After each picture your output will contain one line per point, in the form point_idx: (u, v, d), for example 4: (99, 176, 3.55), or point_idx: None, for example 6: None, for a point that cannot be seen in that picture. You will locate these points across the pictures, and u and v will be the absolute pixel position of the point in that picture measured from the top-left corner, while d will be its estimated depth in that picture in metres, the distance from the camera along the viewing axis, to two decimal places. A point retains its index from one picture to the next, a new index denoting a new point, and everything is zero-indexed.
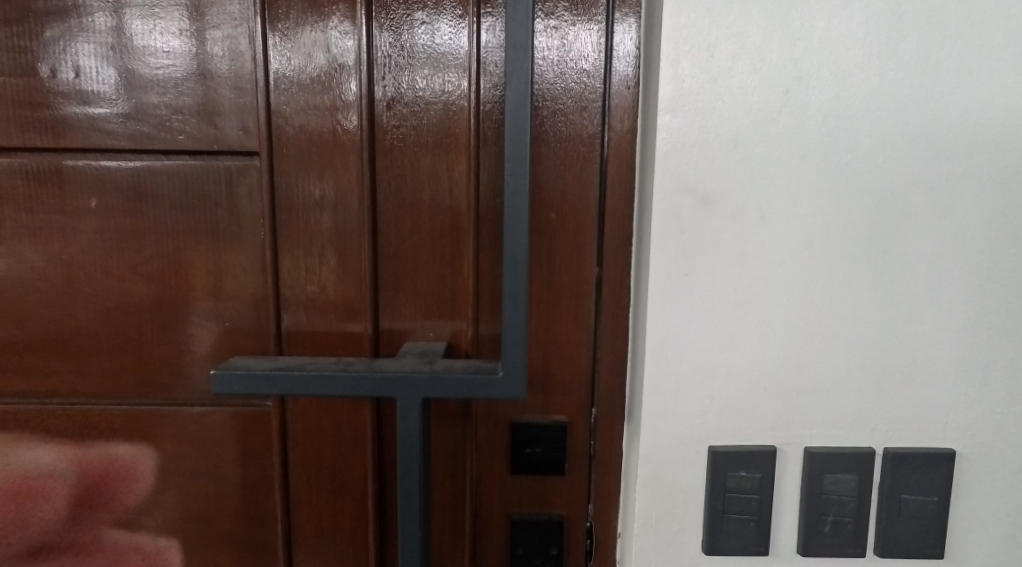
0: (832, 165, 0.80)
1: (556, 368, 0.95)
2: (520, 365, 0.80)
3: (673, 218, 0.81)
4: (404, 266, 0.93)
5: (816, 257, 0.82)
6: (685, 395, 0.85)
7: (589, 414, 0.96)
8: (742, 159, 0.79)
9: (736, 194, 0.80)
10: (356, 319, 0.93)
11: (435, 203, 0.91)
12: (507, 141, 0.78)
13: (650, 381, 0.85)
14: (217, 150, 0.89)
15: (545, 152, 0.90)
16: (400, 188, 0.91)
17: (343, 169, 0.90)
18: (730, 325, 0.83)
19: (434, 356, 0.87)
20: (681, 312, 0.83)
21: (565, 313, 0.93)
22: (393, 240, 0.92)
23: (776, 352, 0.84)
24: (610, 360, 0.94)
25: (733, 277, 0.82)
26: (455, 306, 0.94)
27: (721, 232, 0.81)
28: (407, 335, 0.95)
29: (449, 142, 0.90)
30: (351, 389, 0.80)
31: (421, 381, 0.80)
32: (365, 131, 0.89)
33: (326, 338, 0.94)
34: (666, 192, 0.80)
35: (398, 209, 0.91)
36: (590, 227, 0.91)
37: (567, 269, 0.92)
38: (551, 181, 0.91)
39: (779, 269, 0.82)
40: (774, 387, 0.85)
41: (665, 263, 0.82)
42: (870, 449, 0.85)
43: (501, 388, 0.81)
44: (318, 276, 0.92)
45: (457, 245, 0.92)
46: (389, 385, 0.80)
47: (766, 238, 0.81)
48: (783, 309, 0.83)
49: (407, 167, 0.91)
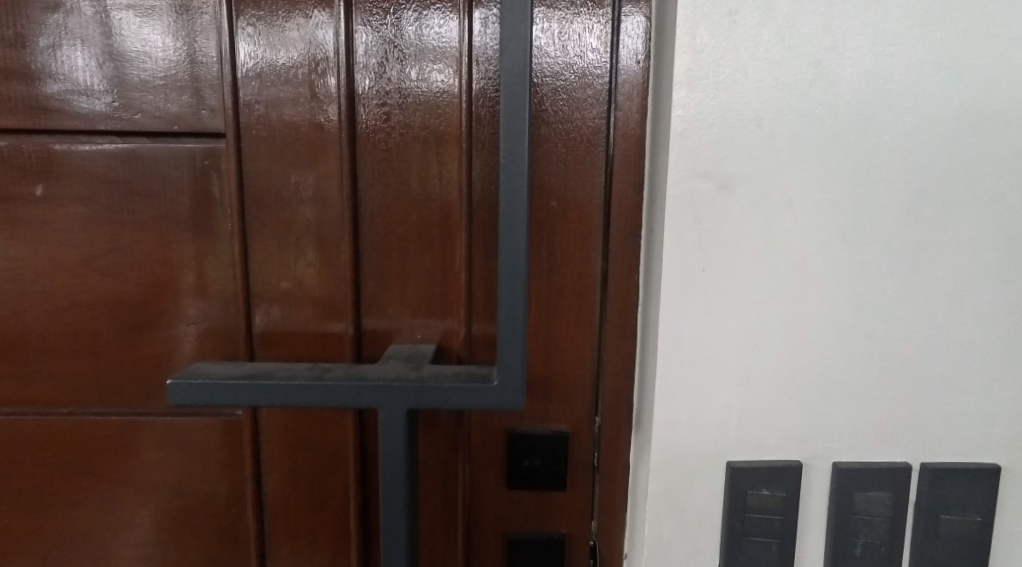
0: (867, 147, 0.71)
1: (557, 373, 0.86)
2: (519, 372, 0.71)
3: (689, 207, 0.72)
4: (389, 261, 0.84)
5: (848, 250, 0.73)
6: (701, 403, 0.76)
7: (594, 423, 0.87)
8: (768, 140, 0.71)
9: (760, 179, 0.71)
10: (336, 318, 0.84)
11: (423, 191, 0.82)
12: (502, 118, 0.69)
13: (662, 387, 0.76)
14: (178, 131, 0.80)
15: (545, 135, 0.81)
16: (384, 174, 0.82)
17: (321, 153, 0.81)
18: (752, 326, 0.75)
19: (421, 361, 0.78)
20: (697, 311, 0.74)
21: (567, 312, 0.85)
22: (376, 232, 0.83)
23: (804, 356, 0.75)
24: (617, 364, 0.85)
25: (756, 273, 0.73)
26: (446, 305, 0.85)
27: (743, 223, 0.72)
28: (392, 336, 0.86)
29: (438, 123, 0.81)
30: (327, 400, 0.71)
31: (407, 390, 0.71)
32: (344, 112, 0.80)
33: (303, 341, 0.85)
34: (682, 178, 0.72)
35: (381, 197, 0.82)
36: (595, 218, 0.83)
37: (569, 264, 0.84)
38: (552, 167, 0.82)
39: (807, 264, 0.73)
40: (800, 395, 0.76)
41: (680, 257, 0.73)
42: (906, 463, 0.77)
43: (496, 397, 0.72)
44: (294, 271, 0.83)
45: (447, 238, 0.83)
46: (370, 395, 0.71)
47: (793, 229, 0.72)
48: (812, 308, 0.74)
49: (392, 150, 0.82)
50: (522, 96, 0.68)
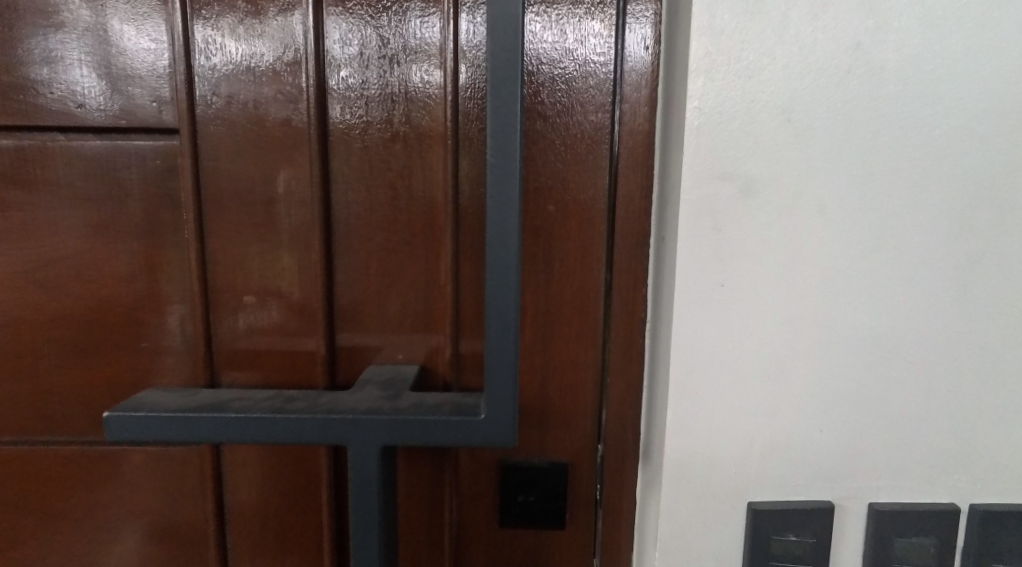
0: (911, 144, 0.62)
1: (555, 397, 0.77)
2: (511, 404, 0.62)
3: (707, 212, 0.63)
4: (366, 272, 0.74)
5: (889, 261, 0.64)
6: (718, 436, 0.67)
7: (597, 453, 0.78)
8: (797, 136, 0.61)
9: (789, 181, 0.62)
10: (306, 335, 0.75)
11: (404, 194, 0.73)
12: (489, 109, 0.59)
13: (675, 419, 0.67)
14: (126, 127, 0.71)
15: (543, 130, 0.72)
16: (360, 175, 0.73)
17: (289, 150, 0.72)
18: (777, 348, 0.65)
19: (400, 387, 0.69)
20: (715, 333, 0.65)
21: (566, 329, 0.75)
22: (351, 240, 0.74)
23: (836, 382, 0.66)
24: (622, 388, 0.76)
25: (783, 288, 0.64)
26: (431, 321, 0.76)
27: (769, 231, 0.63)
28: (370, 356, 0.76)
29: (421, 117, 0.72)
30: (288, 436, 0.61)
31: (381, 425, 0.61)
32: (314, 104, 0.71)
33: (270, 361, 0.76)
34: (698, 180, 0.62)
35: (357, 200, 0.73)
36: (598, 223, 0.73)
37: (569, 276, 0.74)
38: (550, 167, 0.73)
39: (841, 277, 0.64)
40: (831, 426, 0.67)
41: (696, 271, 0.64)
42: (952, 505, 0.68)
43: (483, 433, 0.62)
44: (259, 283, 0.74)
45: (432, 246, 0.74)
46: (338, 431, 0.61)
47: (825, 238, 0.63)
48: (846, 328, 0.65)
49: (368, 147, 0.72)
50: (513, 84, 0.59)
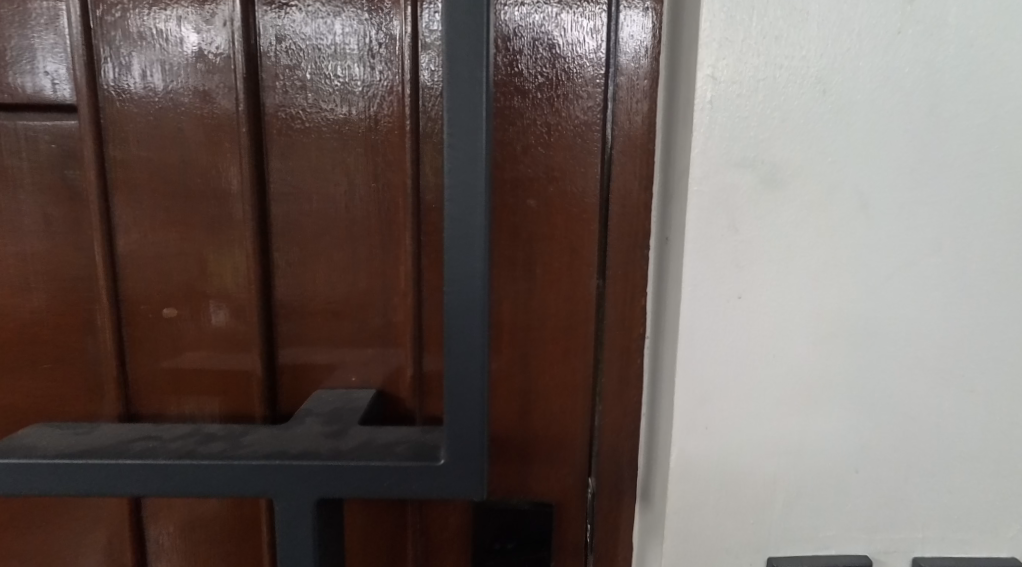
0: (975, 123, 0.50)
1: (538, 426, 0.65)
2: (479, 446, 0.49)
3: (722, 207, 0.50)
4: (312, 280, 0.62)
5: (942, 268, 0.52)
6: (733, 480, 0.55)
7: (588, 493, 0.66)
8: (835, 111, 0.49)
9: (824, 167, 0.50)
10: (240, 355, 0.63)
11: (355, 185, 0.61)
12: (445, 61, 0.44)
13: (681, 460, 0.55)
14: (17, 104, 0.59)
15: (523, 107, 0.59)
16: (302, 161, 0.60)
17: (213, 131, 0.59)
18: (807, 374, 0.53)
19: (348, 420, 0.56)
20: (731, 356, 0.53)
21: (552, 347, 0.63)
22: (293, 241, 0.62)
23: (877, 413, 0.55)
24: (618, 416, 0.64)
25: (815, 300, 0.52)
26: (390, 337, 0.63)
27: (797, 230, 0.51)
28: (318, 378, 0.64)
29: (374, 92, 0.60)
30: (197, 488, 0.49)
31: (315, 473, 0.49)
32: (243, 74, 0.58)
33: (197, 385, 0.63)
34: (712, 167, 0.50)
35: (299, 192, 0.61)
36: (590, 221, 0.61)
37: (555, 284, 0.62)
38: (531, 153, 0.60)
39: (885, 288, 0.52)
40: (870, 467, 0.55)
41: (709, 282, 0.52)
42: (1013, 561, 0.57)
43: (444, 482, 0.49)
44: (182, 292, 0.62)
45: (390, 248, 0.62)
46: (260, 481, 0.49)
47: (868, 239, 0.51)
48: (891, 348, 0.53)
49: (310, 130, 0.60)
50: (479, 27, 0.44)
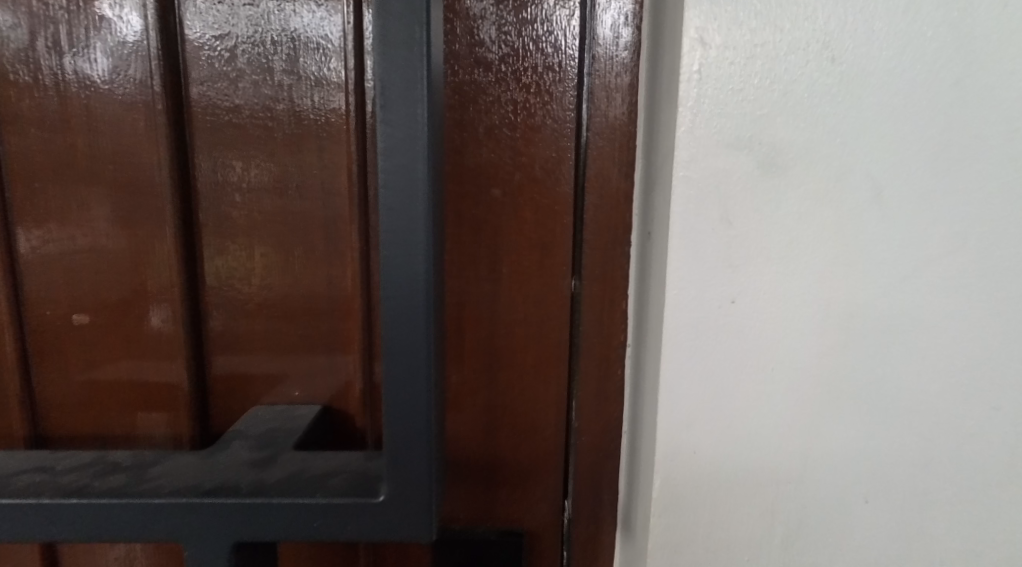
0: (1009, 96, 0.42)
1: (506, 446, 0.57)
2: (425, 480, 0.41)
3: (712, 196, 0.43)
4: (245, 281, 0.54)
5: (967, 266, 0.45)
6: (725, 511, 0.48)
7: (563, 521, 0.58)
8: (845, 82, 0.42)
9: (832, 149, 0.42)
10: (164, 367, 0.55)
11: (292, 172, 0.53)
12: (375, 17, 0.36)
13: (666, 489, 0.48)
14: None
15: (484, 82, 0.52)
16: (230, 144, 0.52)
17: (124, 110, 0.51)
18: (810, 391, 0.46)
19: (281, 444, 0.49)
20: (723, 370, 0.46)
21: (520, 357, 0.56)
22: (222, 237, 0.54)
23: (890, 435, 0.47)
24: (596, 434, 0.57)
25: (821, 306, 0.45)
26: (336, 346, 0.56)
27: (801, 223, 0.43)
28: (254, 394, 0.56)
29: (312, 64, 0.51)
30: (90, 531, 0.41)
31: (230, 513, 0.41)
32: (158, 43, 0.50)
33: (114, 403, 0.55)
34: (700, 149, 0.42)
35: (228, 181, 0.53)
36: (562, 213, 0.54)
37: (523, 285, 0.55)
38: (494, 135, 0.52)
39: (901, 291, 0.45)
40: (881, 496, 0.48)
41: (698, 284, 0.44)
42: None
43: (384, 522, 0.42)
44: (94, 296, 0.54)
45: (334, 245, 0.54)
46: (165, 522, 0.41)
47: (882, 234, 0.44)
48: (906, 360, 0.46)
49: (239, 108, 0.52)
50: None
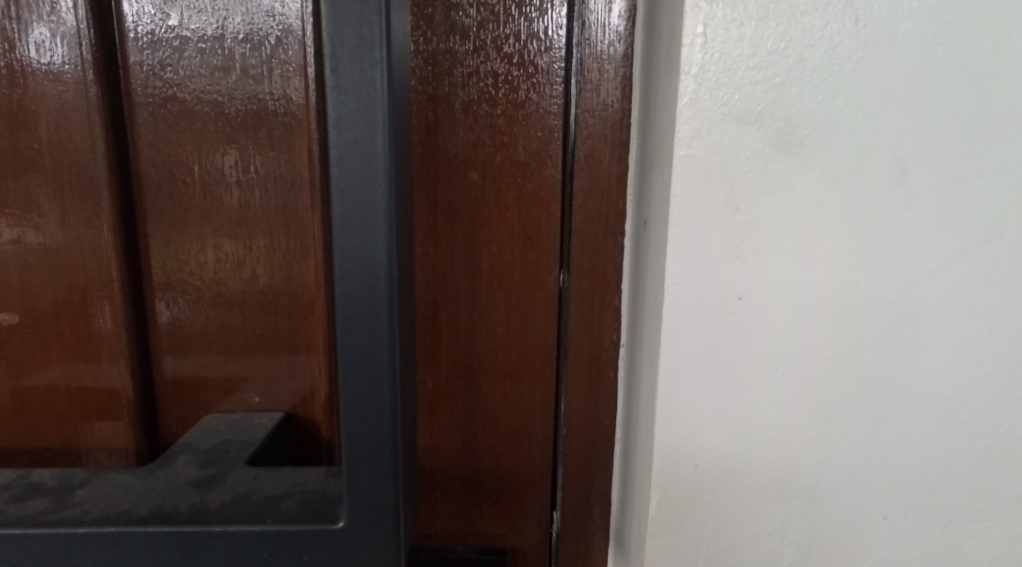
0: None
1: (486, 456, 0.52)
2: (390, 504, 0.36)
3: (717, 178, 0.38)
4: (194, 274, 0.49)
5: (1003, 256, 0.39)
6: (729, 533, 0.42)
7: (551, 537, 0.53)
8: (869, 46, 0.37)
9: (853, 124, 0.37)
10: (103, 372, 0.49)
11: (245, 152, 0.47)
12: None
13: (666, 509, 0.42)
14: None
15: (461, 52, 0.46)
16: (173, 121, 0.46)
17: (50, 81, 0.45)
18: (831, 401, 0.40)
19: (232, 458, 0.43)
20: (731, 376, 0.40)
21: (502, 358, 0.51)
22: (167, 226, 0.48)
23: (911, 443, 0.41)
24: (586, 444, 0.51)
25: (842, 302, 0.39)
26: (297, 348, 0.50)
27: (816, 209, 0.38)
28: (207, 400, 0.51)
29: (266, 29, 0.46)
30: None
31: (163, 545, 0.36)
32: (85, 3, 0.44)
33: (50, 411, 0.50)
34: (705, 124, 0.37)
35: (173, 163, 0.47)
36: (548, 200, 0.48)
37: (505, 279, 0.49)
38: (472, 111, 0.47)
39: (929, 283, 0.39)
40: (901, 511, 0.42)
41: (702, 278, 0.39)
42: None
43: (343, 552, 0.36)
44: (25, 293, 0.48)
45: (293, 235, 0.48)
46: (86, 555, 0.36)
47: (910, 221, 0.38)
48: (940, 367, 0.40)
49: (183, 78, 0.46)
50: None
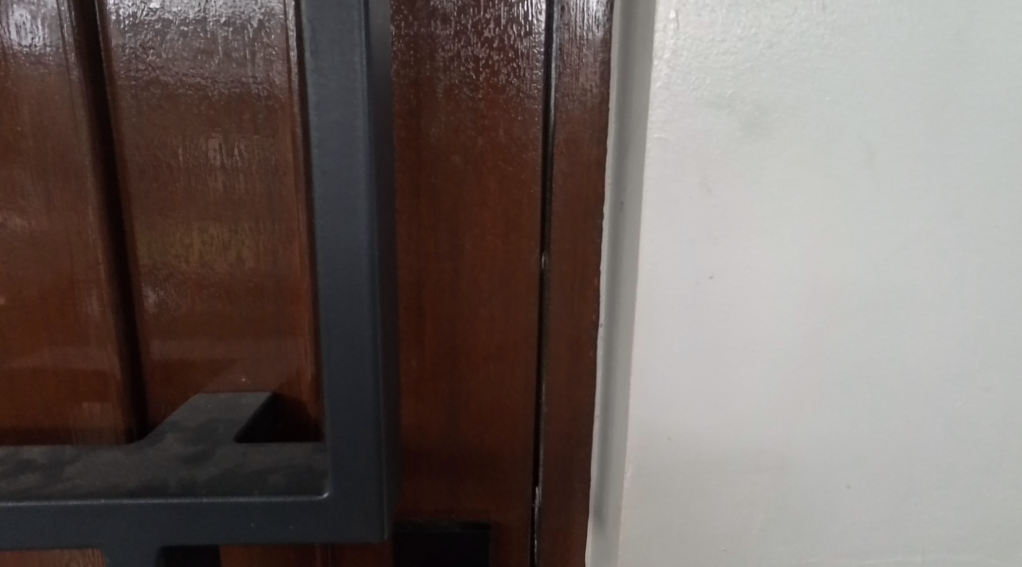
0: (1016, 51, 0.39)
1: (470, 434, 0.54)
2: (374, 476, 0.37)
3: (691, 161, 0.39)
4: (181, 256, 0.50)
5: (960, 236, 0.41)
6: (702, 503, 0.44)
7: (534, 511, 0.55)
8: (835, 32, 0.38)
9: (820, 108, 0.38)
10: (91, 354, 0.50)
11: (229, 135, 0.48)
12: None
13: (642, 480, 0.43)
14: None
15: (442, 36, 0.47)
16: (157, 104, 0.47)
17: (31, 64, 0.45)
18: (799, 376, 0.42)
19: (219, 435, 0.44)
20: (705, 352, 0.41)
21: (485, 338, 0.52)
22: (152, 207, 0.48)
23: (875, 415, 0.43)
24: (567, 422, 0.53)
25: (808, 279, 0.40)
26: (283, 329, 0.51)
27: (787, 191, 0.39)
28: (195, 380, 0.52)
29: (248, 12, 0.46)
30: None
31: (154, 517, 0.37)
32: None
33: (40, 392, 0.51)
34: (678, 107, 0.38)
35: (157, 146, 0.48)
36: (529, 182, 0.49)
37: (487, 260, 0.51)
38: (454, 95, 0.48)
39: (892, 264, 0.41)
40: (865, 481, 0.44)
41: (677, 257, 0.40)
42: None
43: (329, 522, 0.38)
44: (11, 276, 0.49)
45: (278, 218, 0.49)
46: (77, 529, 0.37)
47: (876, 202, 0.40)
48: (903, 343, 0.42)
49: (165, 60, 0.46)
50: None
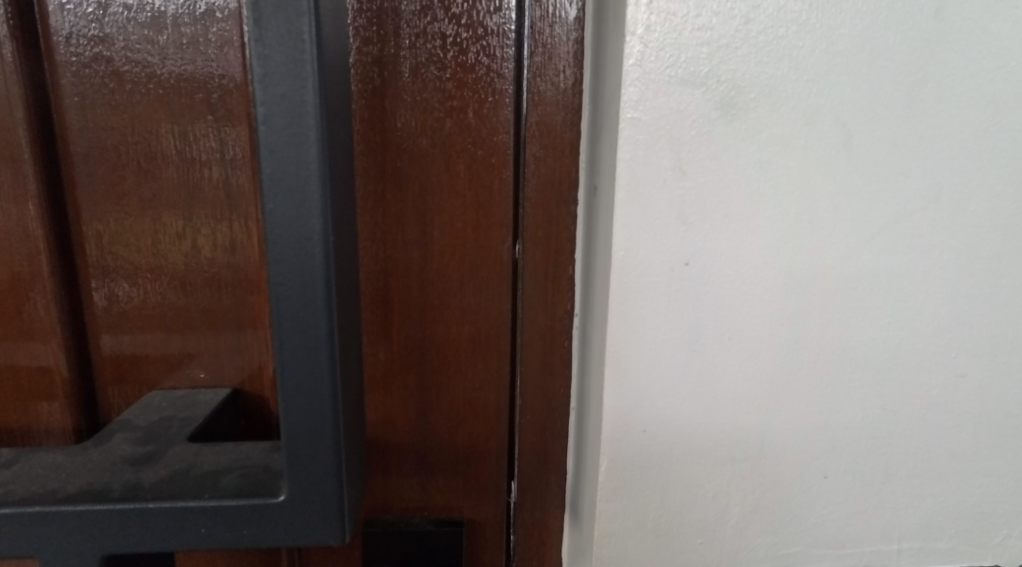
0: (998, 29, 0.37)
1: (440, 429, 0.52)
2: (332, 477, 0.35)
3: (665, 142, 0.37)
4: (130, 244, 0.47)
5: (943, 220, 0.39)
6: (678, 497, 0.42)
7: (509, 508, 0.53)
8: (813, 8, 0.36)
9: (799, 87, 0.37)
10: (36, 350, 0.47)
11: (179, 115, 0.45)
12: None
13: (615, 474, 0.42)
14: None
15: (406, 11, 0.45)
16: (100, 82, 0.44)
17: None
18: (777, 364, 0.40)
19: (171, 434, 0.42)
20: (680, 340, 0.40)
21: (455, 330, 0.50)
22: (97, 192, 0.46)
23: (854, 405, 0.41)
24: (540, 415, 0.51)
25: (788, 265, 0.39)
26: (242, 322, 0.49)
27: (766, 174, 0.38)
28: (150, 377, 0.49)
29: None
30: None
31: (95, 524, 0.35)
32: None
33: None
34: (651, 86, 0.36)
35: (101, 126, 0.45)
36: (500, 166, 0.47)
37: (456, 248, 0.48)
38: (420, 75, 0.46)
39: (875, 248, 0.39)
40: (843, 472, 0.42)
41: (652, 242, 0.38)
42: None
43: (285, 525, 0.36)
44: None
45: (235, 205, 0.47)
46: (11, 538, 0.35)
47: (858, 185, 0.38)
48: (885, 330, 0.40)
49: (107, 34, 0.43)
50: None
